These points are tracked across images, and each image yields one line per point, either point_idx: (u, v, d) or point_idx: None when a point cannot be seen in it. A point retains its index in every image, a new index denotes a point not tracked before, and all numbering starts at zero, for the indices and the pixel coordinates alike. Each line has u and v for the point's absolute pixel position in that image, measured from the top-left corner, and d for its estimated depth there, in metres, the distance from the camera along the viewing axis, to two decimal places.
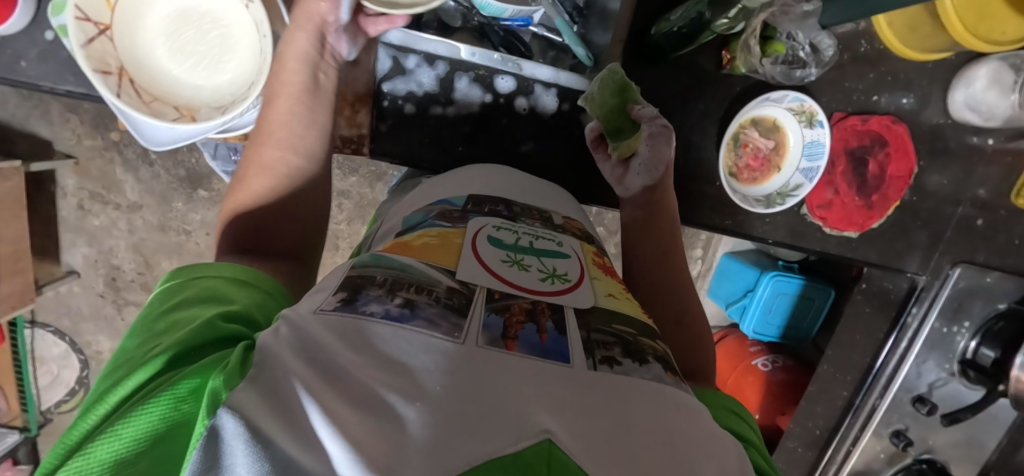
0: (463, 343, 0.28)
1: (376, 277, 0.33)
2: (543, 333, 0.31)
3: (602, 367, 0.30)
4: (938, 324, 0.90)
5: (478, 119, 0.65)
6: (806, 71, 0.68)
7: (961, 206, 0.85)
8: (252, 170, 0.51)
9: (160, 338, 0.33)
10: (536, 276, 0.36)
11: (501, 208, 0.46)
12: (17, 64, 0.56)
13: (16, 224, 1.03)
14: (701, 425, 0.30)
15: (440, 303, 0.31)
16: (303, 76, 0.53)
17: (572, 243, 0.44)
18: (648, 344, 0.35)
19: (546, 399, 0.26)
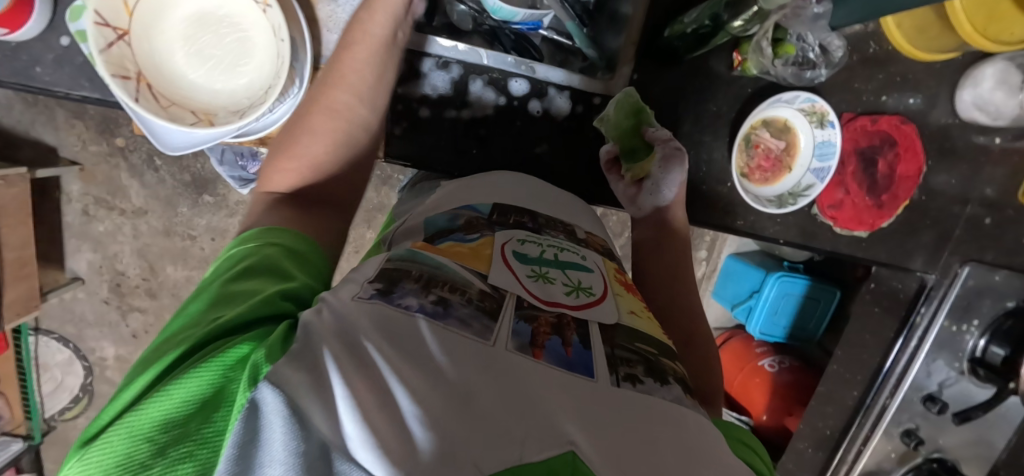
0: (491, 348, 0.28)
1: (412, 272, 0.33)
2: (569, 346, 0.30)
3: (625, 384, 0.29)
4: (948, 323, 0.91)
5: (492, 122, 0.65)
6: (816, 73, 0.68)
7: (969, 205, 0.86)
8: (287, 158, 0.51)
9: (220, 302, 0.33)
10: (561, 289, 0.36)
11: (526, 220, 0.46)
12: (32, 70, 0.57)
13: (22, 230, 1.03)
14: (720, 448, 0.30)
15: (473, 304, 0.30)
16: (383, 39, 0.55)
17: (596, 257, 0.44)
18: (671, 367, 0.34)
19: (573, 410, 0.26)
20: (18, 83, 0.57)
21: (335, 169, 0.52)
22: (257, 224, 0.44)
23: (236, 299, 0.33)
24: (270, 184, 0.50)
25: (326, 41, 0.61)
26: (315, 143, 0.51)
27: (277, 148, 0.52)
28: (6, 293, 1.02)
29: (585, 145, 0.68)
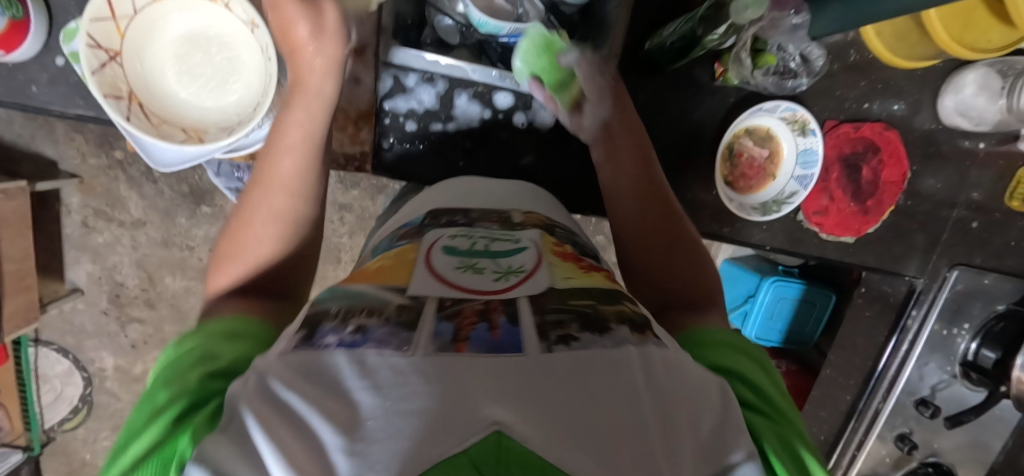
0: (414, 355, 0.28)
1: (331, 309, 0.33)
2: (495, 330, 0.31)
3: (558, 347, 0.29)
4: (938, 327, 0.91)
5: (478, 135, 0.66)
6: (797, 82, 0.70)
7: (956, 209, 0.86)
8: (249, 212, 0.50)
9: (168, 386, 0.35)
10: (489, 276, 0.38)
11: (459, 217, 0.50)
12: (28, 89, 0.58)
13: (22, 243, 1.04)
14: (672, 386, 0.30)
15: (391, 322, 0.31)
16: (315, 136, 0.52)
17: (532, 236, 0.46)
18: (605, 308, 0.35)
19: (504, 389, 0.26)
20: (14, 102, 0.59)
21: (283, 263, 0.50)
22: (215, 316, 0.42)
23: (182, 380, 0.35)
24: (213, 284, 0.48)
25: None
26: (258, 247, 0.49)
27: (219, 252, 0.50)
28: (5, 306, 1.03)
29: (571, 155, 0.68)
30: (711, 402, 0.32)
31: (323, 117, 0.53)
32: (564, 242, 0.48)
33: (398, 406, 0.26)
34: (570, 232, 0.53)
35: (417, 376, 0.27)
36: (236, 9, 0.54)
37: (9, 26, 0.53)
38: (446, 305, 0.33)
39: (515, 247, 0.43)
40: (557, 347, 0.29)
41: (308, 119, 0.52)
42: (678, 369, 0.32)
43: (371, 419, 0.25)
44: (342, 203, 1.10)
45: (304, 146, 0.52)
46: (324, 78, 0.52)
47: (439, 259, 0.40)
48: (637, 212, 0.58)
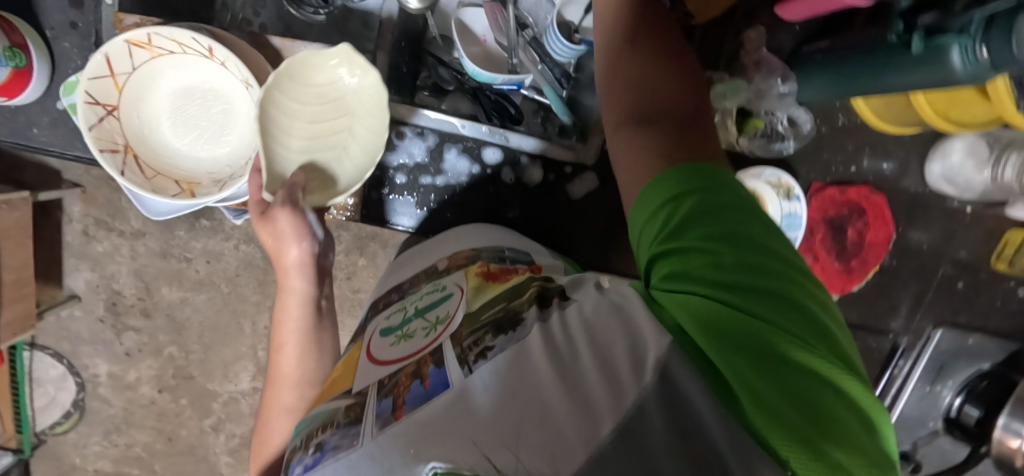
0: (363, 444, 0.36)
1: (300, 442, 0.43)
2: (425, 380, 0.40)
3: (478, 363, 0.38)
4: (922, 384, 0.89)
5: (465, 189, 0.68)
6: (783, 144, 0.71)
7: (943, 267, 0.86)
8: (272, 413, 0.57)
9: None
10: (421, 335, 0.49)
11: (394, 294, 0.61)
12: (29, 131, 0.61)
13: (22, 252, 1.06)
14: (572, 362, 0.35)
15: (342, 424, 0.41)
16: (307, 315, 0.60)
17: (456, 277, 0.57)
18: (516, 305, 0.46)
19: (432, 438, 0.33)
20: (16, 143, 0.61)
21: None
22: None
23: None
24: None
25: None
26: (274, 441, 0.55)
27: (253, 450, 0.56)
28: (3, 313, 1.04)
29: (555, 209, 0.70)
30: (632, 331, 0.35)
31: (315, 279, 0.61)
32: (490, 263, 0.57)
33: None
34: (496, 249, 0.61)
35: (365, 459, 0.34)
36: (232, 68, 0.56)
37: (12, 76, 0.55)
38: (385, 382, 0.44)
39: (442, 296, 0.54)
40: (476, 364, 0.38)
41: (296, 285, 0.60)
42: (590, 330, 0.37)
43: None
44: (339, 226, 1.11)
45: (301, 336, 0.59)
46: (300, 274, 0.59)
47: (380, 344, 0.52)
48: (624, 79, 0.49)
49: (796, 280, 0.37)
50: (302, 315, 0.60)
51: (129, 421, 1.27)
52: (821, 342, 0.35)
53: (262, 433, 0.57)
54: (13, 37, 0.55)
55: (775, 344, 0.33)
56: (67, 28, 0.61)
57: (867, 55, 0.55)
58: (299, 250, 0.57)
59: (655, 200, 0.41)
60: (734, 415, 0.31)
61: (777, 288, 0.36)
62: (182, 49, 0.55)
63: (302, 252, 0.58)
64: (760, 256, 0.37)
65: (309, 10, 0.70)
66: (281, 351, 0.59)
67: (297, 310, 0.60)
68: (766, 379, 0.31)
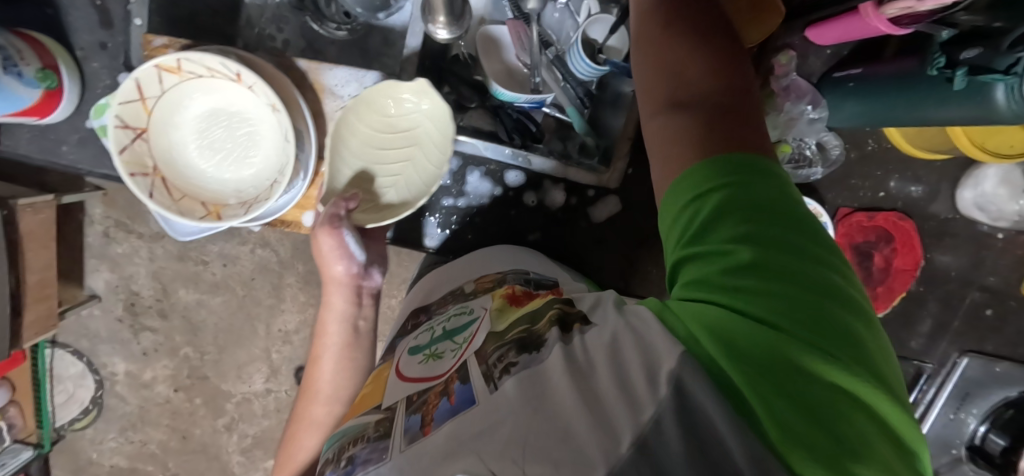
0: (391, 459, 0.36)
1: (331, 455, 0.43)
2: (451, 397, 0.39)
3: (503, 379, 0.37)
4: (945, 411, 0.86)
5: (487, 212, 0.68)
6: (811, 170, 0.69)
7: (971, 293, 0.84)
8: (302, 427, 0.58)
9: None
10: (448, 356, 0.48)
11: (422, 316, 0.60)
12: (59, 148, 0.62)
13: (45, 254, 1.08)
14: (586, 381, 0.34)
15: (372, 438, 0.40)
16: (342, 331, 0.62)
17: (483, 300, 0.55)
18: (538, 327, 0.43)
19: (458, 454, 0.32)
20: (45, 160, 0.62)
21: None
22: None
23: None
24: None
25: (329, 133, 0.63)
26: (303, 454, 0.57)
27: (280, 462, 0.58)
28: (25, 313, 1.05)
29: (577, 230, 0.70)
30: (650, 348, 0.33)
31: (350, 294, 0.62)
32: (513, 284, 0.56)
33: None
34: (520, 272, 0.60)
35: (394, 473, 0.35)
36: (259, 92, 0.56)
37: (43, 97, 0.56)
38: (414, 399, 0.43)
39: (467, 319, 0.53)
40: (501, 381, 0.37)
41: (336, 298, 0.62)
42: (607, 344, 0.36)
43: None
44: None
45: (337, 350, 0.61)
46: (338, 291, 0.62)
47: (408, 363, 0.50)
48: (663, 43, 0.41)
49: (833, 285, 0.33)
50: (348, 337, 0.62)
51: (146, 419, 1.29)
52: (857, 353, 0.31)
53: (289, 447, 0.58)
54: (46, 59, 0.56)
55: (801, 358, 0.30)
56: (96, 48, 0.62)
57: (906, 82, 0.53)
58: (338, 270, 0.60)
59: (680, 187, 0.37)
60: (752, 430, 0.29)
61: (808, 294, 0.32)
62: (210, 73, 0.55)
63: (344, 269, 0.60)
64: (794, 256, 0.33)
65: (332, 26, 0.68)
66: (317, 364, 0.61)
67: (340, 333, 0.62)
68: (778, 393, 0.29)
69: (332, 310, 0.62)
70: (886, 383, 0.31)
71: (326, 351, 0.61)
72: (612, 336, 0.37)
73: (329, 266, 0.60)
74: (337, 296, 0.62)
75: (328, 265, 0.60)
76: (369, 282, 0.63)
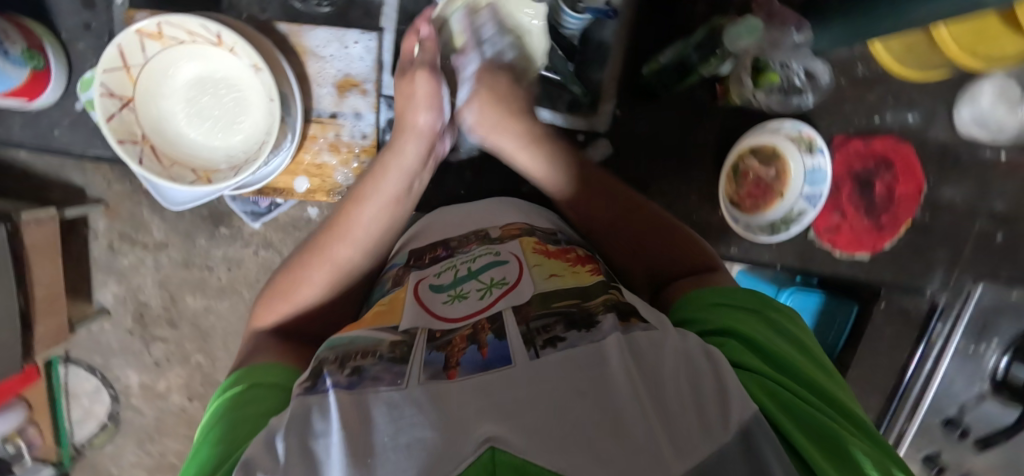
0: (408, 387, 0.34)
1: (329, 356, 0.39)
2: (483, 348, 0.38)
3: (546, 349, 0.36)
4: (963, 343, 0.84)
5: (478, 162, 0.69)
6: (802, 99, 0.68)
7: (977, 220, 0.81)
8: (315, 262, 0.53)
9: (206, 451, 0.36)
10: (474, 297, 0.46)
11: (440, 252, 0.56)
12: (51, 132, 0.63)
13: (53, 269, 1.07)
14: (648, 386, 0.33)
15: (384, 359, 0.38)
16: (398, 189, 0.57)
17: (512, 246, 0.54)
18: (589, 305, 0.42)
19: (490, 412, 0.31)
20: (39, 146, 0.63)
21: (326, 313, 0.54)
22: (245, 367, 0.46)
23: (227, 435, 0.36)
24: (262, 322, 0.52)
25: (316, 94, 0.63)
26: (312, 289, 0.52)
27: (275, 287, 0.54)
28: (36, 327, 1.06)
29: None
30: (699, 364, 0.36)
31: (420, 149, 0.58)
32: (544, 241, 0.56)
33: (396, 441, 0.30)
34: (551, 230, 0.60)
35: (412, 408, 0.32)
36: (241, 54, 0.57)
37: (32, 77, 0.58)
38: (438, 336, 0.41)
39: (495, 261, 0.52)
40: (544, 350, 0.36)
41: (401, 154, 0.57)
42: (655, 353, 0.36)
43: (371, 458, 0.29)
44: None
45: (385, 202, 0.56)
46: (414, 141, 0.57)
47: (430, 296, 0.48)
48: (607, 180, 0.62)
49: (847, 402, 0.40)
50: (396, 203, 0.57)
51: (162, 429, 1.29)
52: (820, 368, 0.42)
53: (287, 282, 0.53)
54: (32, 41, 0.58)
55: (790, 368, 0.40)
56: (81, 30, 0.62)
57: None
58: (425, 120, 0.57)
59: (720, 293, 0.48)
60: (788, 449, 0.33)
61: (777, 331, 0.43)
62: (192, 38, 0.56)
63: (431, 121, 0.57)
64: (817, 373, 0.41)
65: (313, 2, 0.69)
66: (358, 203, 0.56)
67: (395, 205, 0.57)
68: (809, 435, 0.34)
69: (400, 157, 0.57)
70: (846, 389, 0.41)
71: (374, 211, 0.55)
72: (661, 343, 0.38)
73: (410, 116, 0.58)
74: (401, 164, 0.57)
75: (410, 115, 0.58)
76: (438, 149, 0.61)
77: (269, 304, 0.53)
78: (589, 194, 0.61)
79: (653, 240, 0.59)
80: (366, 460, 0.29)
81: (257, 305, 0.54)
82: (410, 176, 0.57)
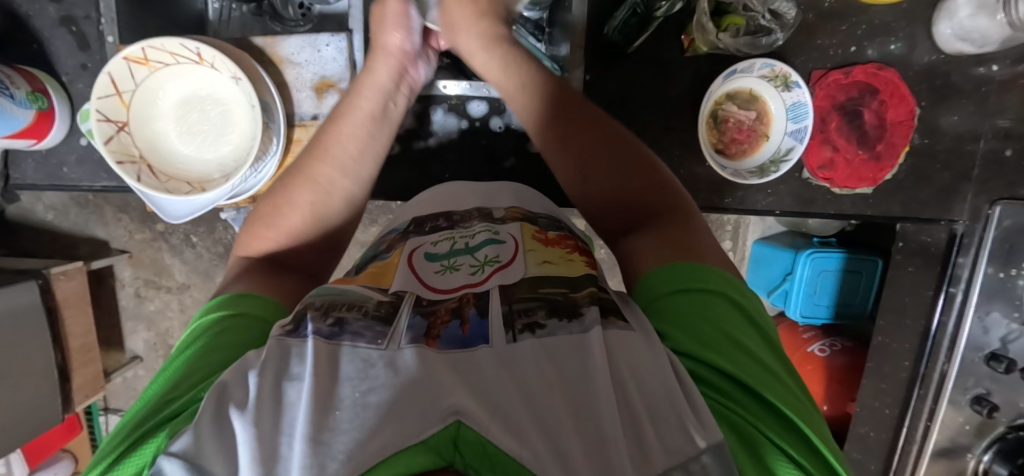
0: (387, 347, 0.34)
1: (314, 303, 0.41)
2: (465, 325, 0.37)
3: (523, 335, 0.35)
4: (992, 270, 0.78)
5: (458, 146, 0.74)
6: (772, 37, 0.68)
7: (982, 140, 0.76)
8: (298, 181, 0.58)
9: (184, 365, 0.40)
10: (465, 271, 0.45)
11: (442, 221, 0.57)
12: (61, 170, 0.74)
13: (85, 319, 1.11)
14: (632, 382, 0.33)
15: (369, 315, 0.38)
16: (372, 108, 0.60)
17: (511, 228, 0.52)
18: (576, 296, 0.40)
19: (459, 384, 0.31)
20: (49, 183, 0.74)
21: (311, 235, 0.58)
22: (226, 293, 0.49)
23: (205, 356, 0.40)
24: (249, 249, 0.57)
25: (296, 99, 0.68)
26: (294, 214, 0.57)
27: (257, 217, 0.59)
28: (73, 378, 1.09)
29: None
30: (666, 377, 0.33)
31: (393, 71, 0.61)
32: (546, 229, 0.54)
33: (365, 398, 0.31)
34: (554, 220, 0.58)
35: (385, 368, 0.33)
36: (220, 67, 0.62)
37: (37, 117, 0.67)
38: (424, 303, 0.40)
39: (492, 239, 0.49)
40: (522, 335, 0.35)
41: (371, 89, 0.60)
42: (630, 354, 0.35)
43: (339, 410, 0.30)
44: (363, 241, 1.12)
45: (364, 120, 0.60)
46: (385, 61, 0.61)
47: (423, 265, 0.47)
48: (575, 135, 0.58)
49: (805, 407, 0.37)
50: (374, 124, 0.61)
51: None
52: (785, 381, 0.38)
53: (280, 204, 0.58)
54: (34, 84, 0.67)
55: (754, 384, 0.36)
56: (79, 70, 0.72)
57: None
58: (396, 39, 0.60)
59: (679, 275, 0.43)
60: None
61: (743, 335, 0.39)
62: (175, 59, 0.62)
63: (403, 41, 0.61)
64: (778, 375, 0.38)
65: (291, 23, 0.73)
66: (340, 119, 0.60)
67: (377, 130, 0.61)
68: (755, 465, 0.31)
69: (373, 79, 0.61)
70: (807, 399, 0.38)
71: (357, 134, 0.60)
72: (634, 343, 0.35)
73: (388, 37, 0.60)
74: (371, 93, 0.60)
75: (388, 37, 0.60)
76: (415, 75, 0.64)
77: (259, 228, 0.57)
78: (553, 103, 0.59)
79: (616, 179, 0.55)
80: (333, 412, 0.30)
81: (240, 234, 0.59)
82: (383, 95, 0.61)
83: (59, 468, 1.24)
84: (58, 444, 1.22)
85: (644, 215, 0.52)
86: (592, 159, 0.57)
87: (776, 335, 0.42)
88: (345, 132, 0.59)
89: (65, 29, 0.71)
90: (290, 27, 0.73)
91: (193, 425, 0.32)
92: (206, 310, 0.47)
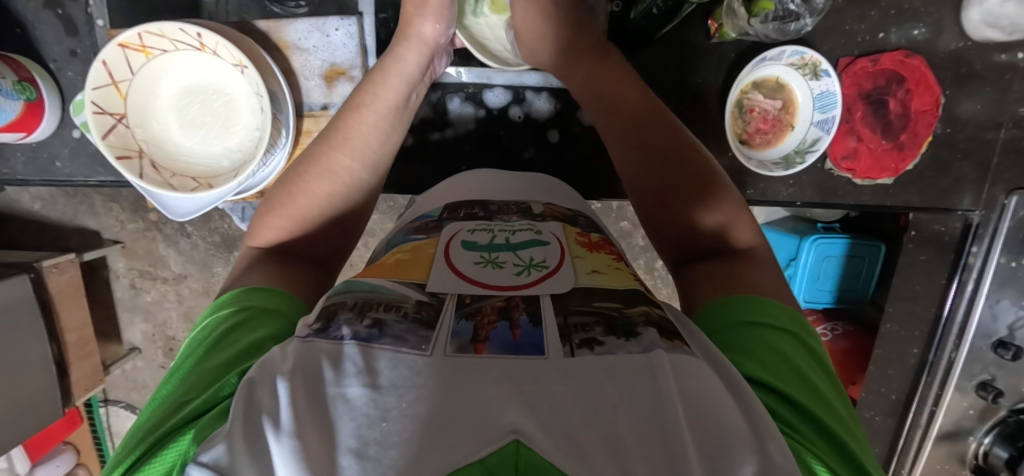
0: (433, 354, 0.32)
1: (347, 302, 0.38)
2: (516, 329, 0.35)
3: (581, 351, 0.34)
4: (1004, 259, 0.78)
5: (474, 135, 0.72)
6: (800, 23, 0.65)
7: (1003, 129, 0.75)
8: (318, 170, 0.55)
9: (198, 363, 0.39)
10: (510, 271, 0.43)
11: (477, 210, 0.55)
12: (54, 164, 0.71)
13: (80, 312, 1.07)
14: (698, 404, 0.32)
15: (409, 319, 0.36)
16: (395, 100, 0.60)
17: (553, 227, 0.50)
18: (629, 312, 0.38)
19: (514, 398, 0.30)
20: (43, 176, 0.71)
21: (324, 228, 0.55)
22: (238, 287, 0.47)
23: (219, 353, 0.39)
24: (259, 239, 0.54)
25: (304, 88, 0.67)
26: (310, 202, 0.54)
27: (268, 205, 0.55)
28: (71, 372, 1.06)
29: (567, 141, 0.72)
30: (729, 417, 0.32)
31: (423, 60, 0.62)
32: (586, 230, 0.52)
33: (410, 409, 0.29)
34: (591, 220, 0.56)
35: (430, 377, 0.31)
36: (223, 54, 0.60)
37: (26, 108, 0.64)
38: (466, 302, 0.38)
39: (535, 239, 0.47)
40: (580, 350, 0.33)
41: (398, 86, 0.60)
42: (696, 386, 0.33)
43: (387, 421, 0.29)
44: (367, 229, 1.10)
45: (388, 110, 0.59)
46: (417, 50, 0.61)
47: (460, 255, 0.45)
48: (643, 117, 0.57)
49: (848, 424, 0.37)
50: (396, 115, 0.60)
51: None
52: (837, 409, 0.38)
53: (295, 192, 0.54)
54: (21, 74, 0.63)
55: (803, 402, 0.36)
56: (68, 56, 0.68)
57: None
58: (432, 30, 0.61)
59: (738, 308, 0.43)
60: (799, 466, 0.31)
61: (800, 360, 0.40)
62: (175, 46, 0.60)
63: (436, 33, 0.61)
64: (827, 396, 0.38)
65: (290, 4, 0.67)
66: (359, 111, 0.58)
67: (398, 120, 0.60)
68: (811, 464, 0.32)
69: (401, 66, 0.60)
70: (856, 427, 0.38)
71: (379, 125, 0.58)
72: (703, 373, 0.34)
73: (421, 27, 0.61)
74: (398, 83, 0.60)
75: (421, 26, 0.61)
76: (435, 66, 0.64)
77: (273, 217, 0.54)
78: (628, 121, 0.57)
79: (677, 205, 0.53)
80: (382, 425, 0.29)
81: (251, 225, 0.55)
82: (408, 85, 0.61)
83: (61, 462, 1.23)
84: (61, 435, 1.20)
85: (707, 247, 0.51)
86: (662, 196, 0.54)
87: (826, 357, 0.43)
88: (357, 134, 0.57)
89: (49, 12, 0.67)
90: (289, 8, 0.67)
91: (227, 433, 0.30)
92: (216, 306, 0.45)
